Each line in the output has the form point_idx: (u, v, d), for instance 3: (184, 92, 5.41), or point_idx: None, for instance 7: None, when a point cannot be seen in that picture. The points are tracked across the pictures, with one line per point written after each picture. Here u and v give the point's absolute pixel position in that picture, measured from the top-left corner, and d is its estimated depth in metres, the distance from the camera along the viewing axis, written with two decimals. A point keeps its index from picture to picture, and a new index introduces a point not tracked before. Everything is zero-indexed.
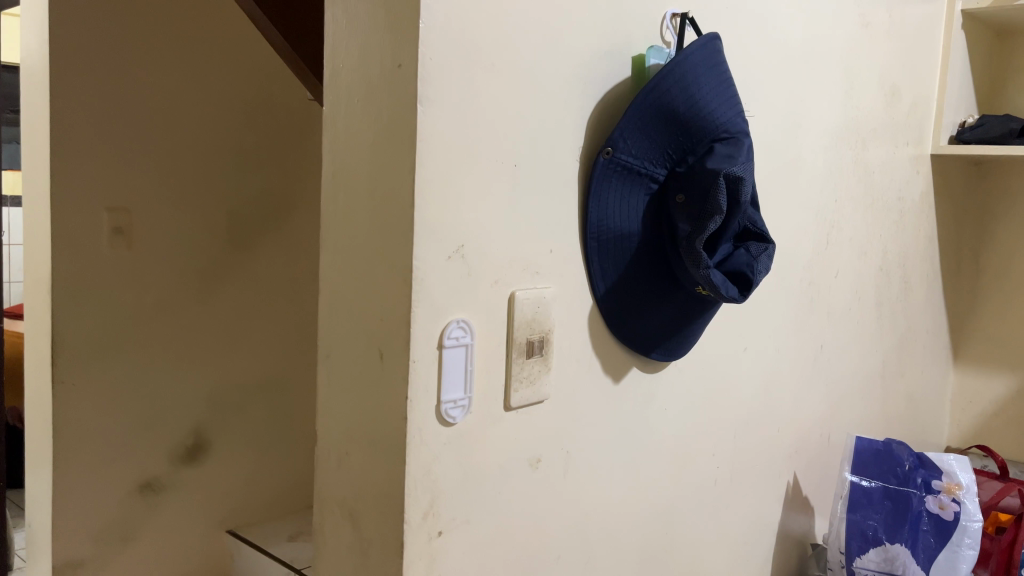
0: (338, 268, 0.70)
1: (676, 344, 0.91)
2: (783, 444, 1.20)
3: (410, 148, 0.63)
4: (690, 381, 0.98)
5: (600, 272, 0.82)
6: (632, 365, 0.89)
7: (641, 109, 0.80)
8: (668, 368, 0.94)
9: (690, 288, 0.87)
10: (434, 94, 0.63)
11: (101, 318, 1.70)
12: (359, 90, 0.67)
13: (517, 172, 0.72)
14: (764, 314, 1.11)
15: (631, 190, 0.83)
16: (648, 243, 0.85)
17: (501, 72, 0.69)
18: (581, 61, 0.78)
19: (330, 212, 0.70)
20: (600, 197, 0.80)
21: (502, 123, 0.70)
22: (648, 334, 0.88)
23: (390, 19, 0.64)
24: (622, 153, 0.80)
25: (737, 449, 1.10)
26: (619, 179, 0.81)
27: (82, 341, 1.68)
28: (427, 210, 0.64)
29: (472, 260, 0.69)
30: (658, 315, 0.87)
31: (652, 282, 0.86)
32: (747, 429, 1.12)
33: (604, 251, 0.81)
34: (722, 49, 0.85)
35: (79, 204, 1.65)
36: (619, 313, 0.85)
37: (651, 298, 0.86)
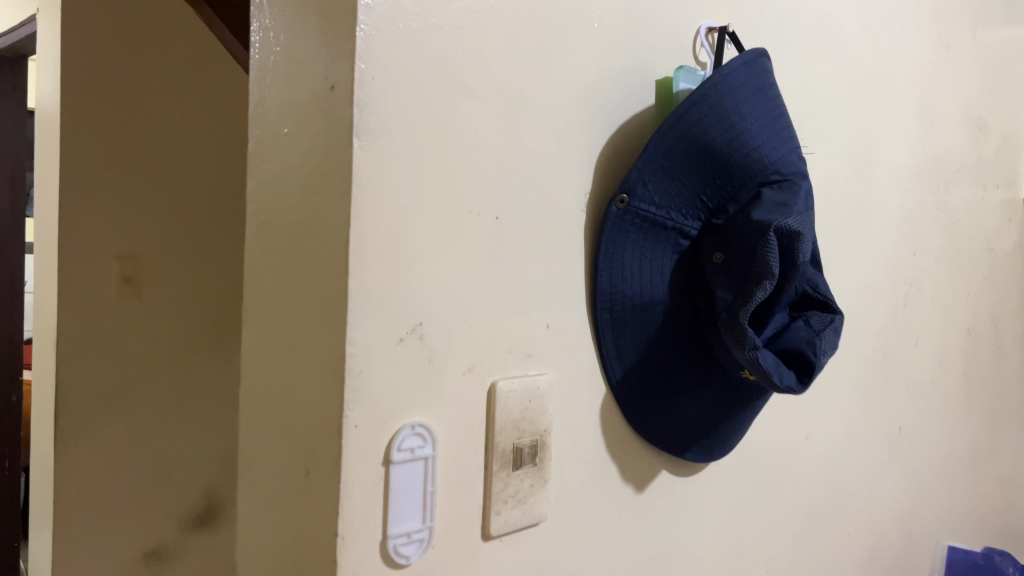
0: (262, 351, 0.54)
1: (716, 441, 0.72)
2: (855, 549, 0.99)
3: (342, 198, 0.47)
4: (737, 482, 0.79)
5: (615, 352, 0.64)
6: (660, 468, 0.71)
7: (666, 145, 0.63)
8: (707, 468, 0.75)
9: (735, 372, 0.68)
10: (376, 126, 0.47)
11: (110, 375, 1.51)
12: (286, 122, 0.51)
13: (502, 227, 0.55)
14: (829, 392, 0.91)
15: (655, 248, 0.65)
16: (677, 315, 0.67)
17: (476, 97, 0.53)
18: (590, 85, 0.61)
19: (254, 278, 0.54)
20: (613, 256, 0.62)
21: (479, 162, 0.54)
22: (681, 429, 0.69)
23: (323, 26, 0.48)
24: (642, 202, 0.63)
25: (798, 561, 0.89)
26: (637, 235, 0.63)
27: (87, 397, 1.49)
28: (368, 279, 0.48)
29: (436, 344, 0.52)
30: (693, 405, 0.69)
31: (683, 364, 0.68)
32: (811, 536, 0.91)
33: (620, 325, 0.64)
34: (773, 71, 0.68)
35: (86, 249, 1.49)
36: (641, 405, 0.66)
37: (683, 385, 0.68)
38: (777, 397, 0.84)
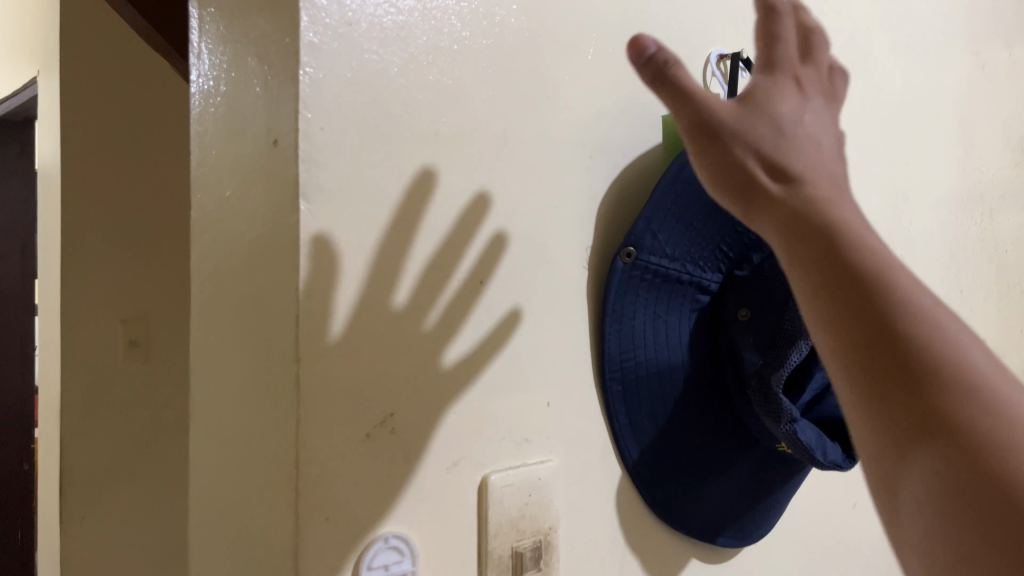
0: (212, 450, 0.46)
1: (753, 524, 0.63)
2: None
3: (289, 272, 0.40)
4: (779, 563, 0.70)
5: (630, 428, 0.55)
6: (690, 557, 0.61)
7: (678, 187, 0.56)
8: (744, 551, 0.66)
9: (770, 444, 0.59)
10: (327, 185, 0.40)
11: (121, 448, 1.33)
12: (229, 183, 0.44)
13: (488, 293, 0.48)
14: None
15: (670, 306, 0.57)
16: (700, 382, 0.59)
17: (451, 145, 0.46)
18: (584, 124, 0.54)
19: (200, 364, 0.47)
20: (621, 318, 0.54)
21: (457, 220, 0.46)
22: (710, 513, 0.60)
23: (265, 71, 0.41)
24: (651, 253, 0.55)
25: None
26: (650, 292, 0.55)
27: (91, 469, 1.30)
28: (324, 367, 0.40)
29: (412, 437, 0.44)
30: (723, 484, 0.60)
31: (710, 438, 0.59)
32: None
33: (633, 396, 0.55)
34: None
35: (91, 313, 1.29)
36: (665, 487, 0.57)
37: (710, 461, 0.59)
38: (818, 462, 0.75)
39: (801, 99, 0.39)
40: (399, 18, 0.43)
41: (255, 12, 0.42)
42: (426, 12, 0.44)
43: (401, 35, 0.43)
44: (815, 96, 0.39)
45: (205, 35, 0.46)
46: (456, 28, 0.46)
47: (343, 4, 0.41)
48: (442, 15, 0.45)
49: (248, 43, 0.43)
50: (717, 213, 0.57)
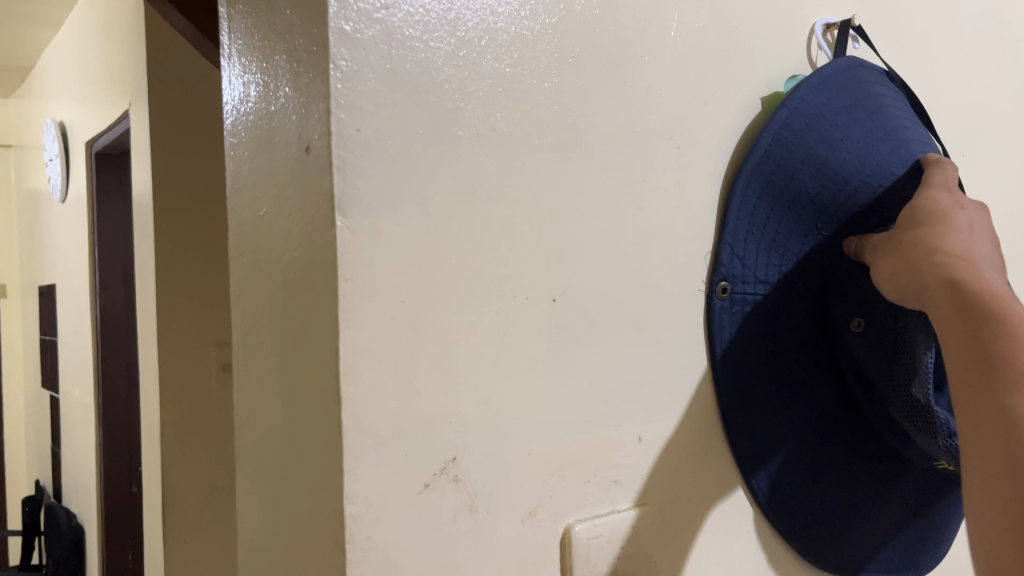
0: (259, 497, 0.42)
1: (924, 553, 0.56)
2: None
3: (327, 299, 0.34)
4: None
5: (751, 451, 0.49)
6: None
7: (751, 199, 0.49)
8: None
9: (927, 466, 0.52)
10: (368, 197, 0.34)
11: (224, 468, 1.34)
12: (264, 202, 0.39)
13: (561, 314, 0.41)
14: None
15: (783, 315, 0.51)
16: (828, 404, 0.52)
17: (513, 143, 0.39)
18: (672, 111, 0.46)
19: (245, 402, 0.43)
20: (728, 351, 0.49)
21: (524, 231, 0.40)
22: (871, 547, 0.54)
23: (295, 70, 0.36)
24: (745, 267, 0.49)
25: None
26: (756, 322, 0.49)
27: (195, 490, 1.31)
28: (373, 408, 0.34)
29: (479, 484, 0.38)
30: (885, 514, 0.53)
31: (853, 467, 0.52)
32: None
33: (749, 415, 0.49)
34: (871, 81, 0.54)
35: (184, 333, 1.28)
36: (809, 531, 0.52)
37: (858, 483, 0.52)
38: None
39: (964, 196, 0.44)
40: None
41: (282, 3, 0.37)
42: None
43: (447, 19, 0.37)
44: (968, 202, 0.44)
45: (235, 35, 0.42)
46: (514, 8, 0.39)
47: None
48: None
49: (276, 41, 0.38)
50: (813, 217, 0.51)
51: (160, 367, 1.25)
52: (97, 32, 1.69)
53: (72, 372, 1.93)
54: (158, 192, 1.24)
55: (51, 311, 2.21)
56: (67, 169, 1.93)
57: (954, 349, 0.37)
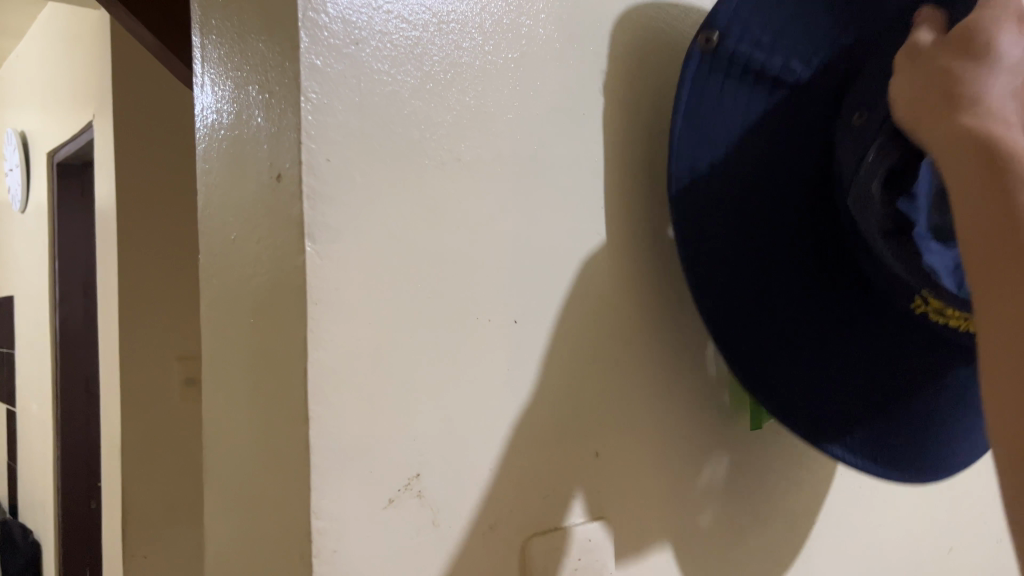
0: (228, 515, 0.43)
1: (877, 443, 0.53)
2: None
3: (297, 322, 0.35)
4: None
5: (711, 226, 0.49)
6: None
7: None
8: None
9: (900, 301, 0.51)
10: (337, 223, 0.36)
11: (185, 484, 1.33)
12: (235, 225, 0.41)
13: (522, 336, 0.43)
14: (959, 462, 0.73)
15: (773, 105, 0.50)
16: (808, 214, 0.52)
17: (477, 172, 0.41)
18: (630, 142, 0.49)
19: (213, 421, 0.44)
20: (708, 112, 0.48)
21: (486, 257, 0.41)
22: (824, 397, 0.52)
23: (267, 99, 0.38)
24: (742, 28, 0.48)
25: None
26: (742, 95, 0.49)
27: (154, 506, 1.29)
28: (340, 428, 0.36)
29: (442, 500, 0.39)
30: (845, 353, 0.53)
31: (818, 300, 0.52)
32: None
33: (716, 186, 0.49)
34: None
35: (146, 347, 1.27)
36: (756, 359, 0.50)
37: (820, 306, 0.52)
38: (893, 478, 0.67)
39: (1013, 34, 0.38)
40: (413, 34, 0.39)
41: (256, 36, 0.38)
42: (443, 26, 0.40)
43: (414, 53, 0.39)
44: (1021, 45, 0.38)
45: (209, 64, 0.43)
46: (477, 42, 0.41)
47: (348, 21, 0.36)
48: (461, 28, 0.41)
49: (249, 73, 0.39)
50: (822, 21, 0.50)
51: (120, 382, 1.24)
52: (62, 45, 1.68)
53: (30, 385, 1.90)
54: (121, 209, 1.24)
55: (10, 324, 2.17)
56: (28, 178, 1.91)
57: (979, 214, 0.32)
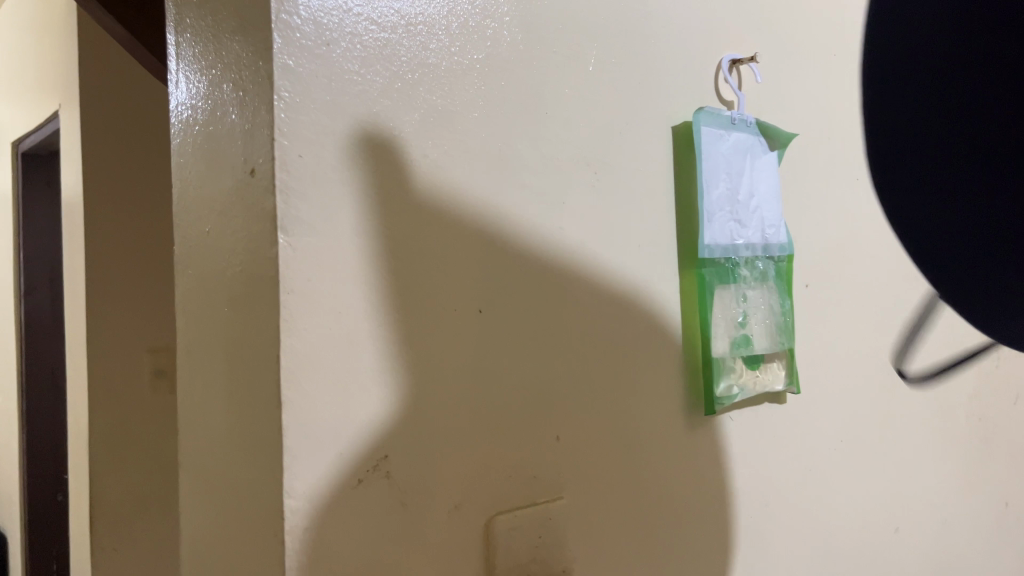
0: (202, 499, 0.44)
1: None
2: None
3: (269, 311, 0.37)
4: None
5: None
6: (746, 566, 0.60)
7: None
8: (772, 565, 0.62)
9: None
10: (309, 217, 0.37)
11: (153, 476, 1.33)
12: (209, 216, 0.42)
13: (487, 324, 0.45)
14: (911, 447, 0.76)
15: None
16: None
17: (444, 168, 0.43)
18: (590, 137, 0.51)
19: (189, 407, 0.45)
20: None
21: (452, 248, 0.43)
22: None
23: (240, 95, 0.39)
24: None
25: None
26: None
27: (122, 500, 1.29)
28: (312, 413, 0.38)
29: (409, 482, 0.41)
30: None
31: None
32: None
33: None
34: None
35: (115, 340, 1.28)
36: None
37: None
38: (849, 460, 0.69)
39: None
40: (382, 35, 0.40)
41: (229, 36, 0.40)
42: (411, 28, 0.42)
43: (383, 53, 0.40)
44: None
45: (182, 60, 0.45)
46: (444, 43, 0.43)
47: (320, 23, 0.38)
48: (428, 30, 0.42)
49: (223, 71, 0.41)
50: None
51: (88, 373, 1.23)
52: (27, 32, 1.66)
53: None
54: (87, 202, 1.23)
55: None
56: None
57: None
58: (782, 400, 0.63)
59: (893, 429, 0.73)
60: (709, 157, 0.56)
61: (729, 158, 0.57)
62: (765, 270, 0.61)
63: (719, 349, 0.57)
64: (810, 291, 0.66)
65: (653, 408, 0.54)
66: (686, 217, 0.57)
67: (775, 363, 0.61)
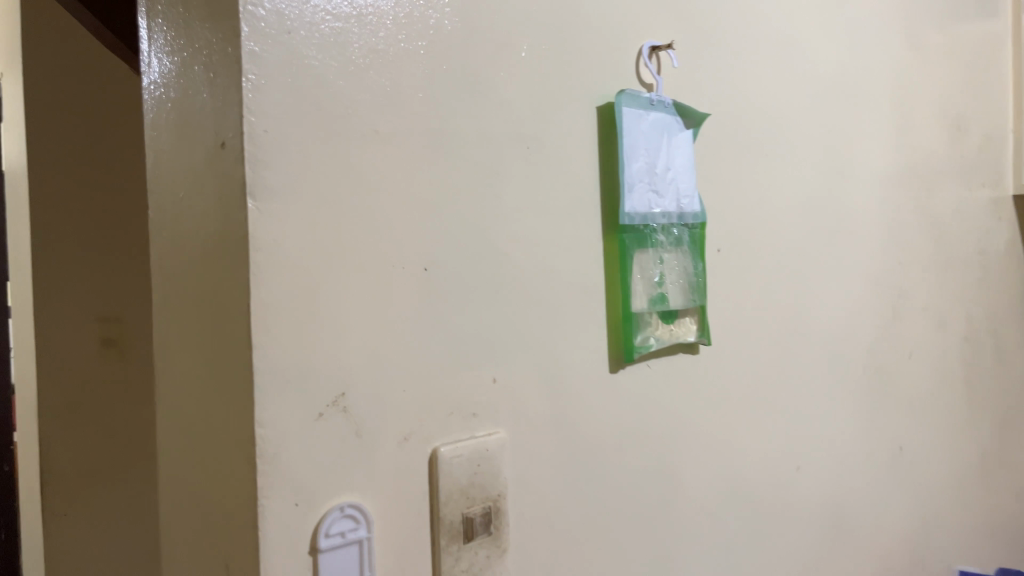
0: (179, 436, 0.50)
1: None
2: (861, 545, 0.93)
3: (240, 266, 0.43)
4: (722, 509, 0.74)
5: None
6: (662, 498, 0.68)
7: None
8: (686, 498, 0.70)
9: None
10: (274, 184, 0.43)
11: (103, 441, 1.31)
12: (182, 184, 0.47)
13: (431, 280, 0.51)
14: (813, 396, 0.85)
15: None
16: None
17: (391, 142, 0.49)
18: (522, 116, 0.57)
19: (165, 356, 0.51)
20: None
21: (399, 213, 0.49)
22: None
23: (211, 77, 0.44)
24: None
25: (794, 536, 0.83)
26: None
27: (74, 464, 1.29)
28: (279, 353, 0.43)
29: (363, 415, 0.47)
30: None
31: None
32: (805, 524, 0.84)
33: None
34: None
35: (64, 304, 1.27)
36: None
37: None
38: (757, 407, 0.78)
39: None
40: (337, 24, 0.46)
41: (200, 23, 0.45)
42: (362, 18, 0.47)
43: (338, 40, 0.46)
44: None
45: (155, 43, 0.49)
46: (391, 31, 0.49)
47: (281, 14, 0.44)
48: (377, 19, 0.48)
49: (194, 54, 0.46)
50: None
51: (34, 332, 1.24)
52: None
53: None
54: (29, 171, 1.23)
55: None
56: None
57: None
58: (695, 351, 0.71)
59: (796, 381, 0.83)
60: (630, 134, 0.63)
61: (647, 136, 0.64)
62: (680, 236, 0.69)
63: (638, 305, 0.65)
64: (722, 255, 0.74)
65: (580, 357, 0.61)
66: (610, 188, 0.64)
67: (688, 318, 0.70)
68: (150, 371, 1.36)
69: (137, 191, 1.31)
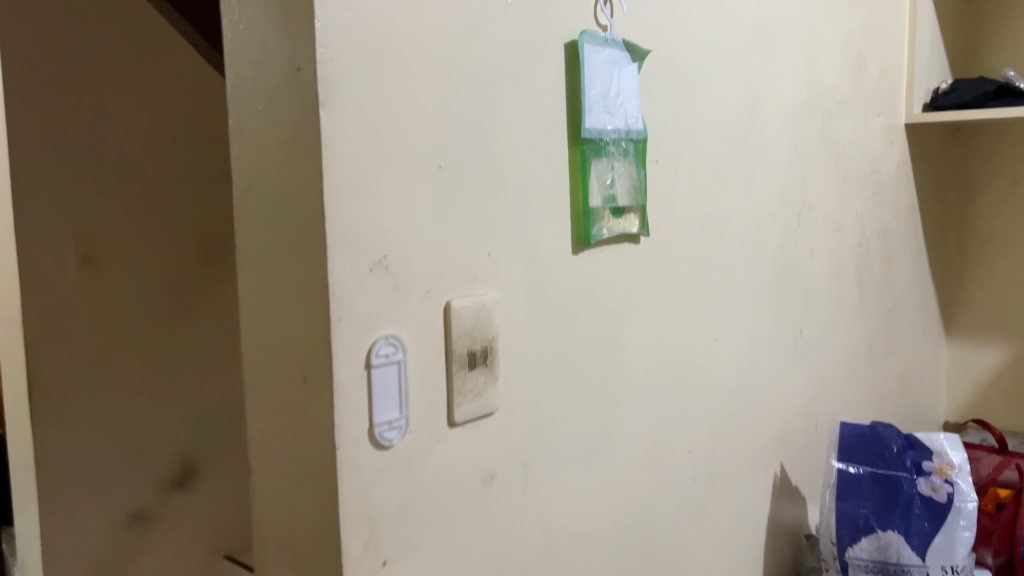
0: (259, 291, 0.67)
1: None
2: (766, 406, 1.15)
3: (314, 159, 0.59)
4: (656, 366, 0.94)
5: None
6: (610, 354, 0.88)
7: None
8: (627, 355, 0.90)
9: None
10: (337, 98, 0.59)
11: (88, 350, 1.38)
12: (263, 100, 0.63)
13: (444, 176, 0.68)
14: (730, 283, 1.05)
15: None
16: None
17: (415, 69, 0.65)
18: (509, 49, 0.73)
19: (246, 233, 0.67)
20: None
21: (421, 123, 0.66)
22: None
23: (287, 18, 0.60)
24: None
25: (712, 393, 1.04)
26: None
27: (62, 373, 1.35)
28: (343, 223, 0.60)
29: (399, 273, 0.65)
30: None
31: None
32: (720, 384, 1.05)
33: None
34: None
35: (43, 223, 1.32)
36: None
37: None
38: (685, 288, 0.98)
39: None
40: None
41: None
42: None
43: None
44: None
45: None
46: None
47: None
48: None
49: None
50: None
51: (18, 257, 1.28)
52: None
53: None
54: None
55: None
56: None
57: None
58: (637, 241, 0.90)
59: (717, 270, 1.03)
60: (590, 66, 0.80)
61: (603, 67, 0.82)
62: (627, 148, 0.87)
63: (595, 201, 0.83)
64: (659, 166, 0.92)
65: (550, 241, 0.79)
66: (574, 108, 0.81)
67: (632, 214, 0.88)
68: (122, 284, 1.43)
69: (129, 112, 1.42)
